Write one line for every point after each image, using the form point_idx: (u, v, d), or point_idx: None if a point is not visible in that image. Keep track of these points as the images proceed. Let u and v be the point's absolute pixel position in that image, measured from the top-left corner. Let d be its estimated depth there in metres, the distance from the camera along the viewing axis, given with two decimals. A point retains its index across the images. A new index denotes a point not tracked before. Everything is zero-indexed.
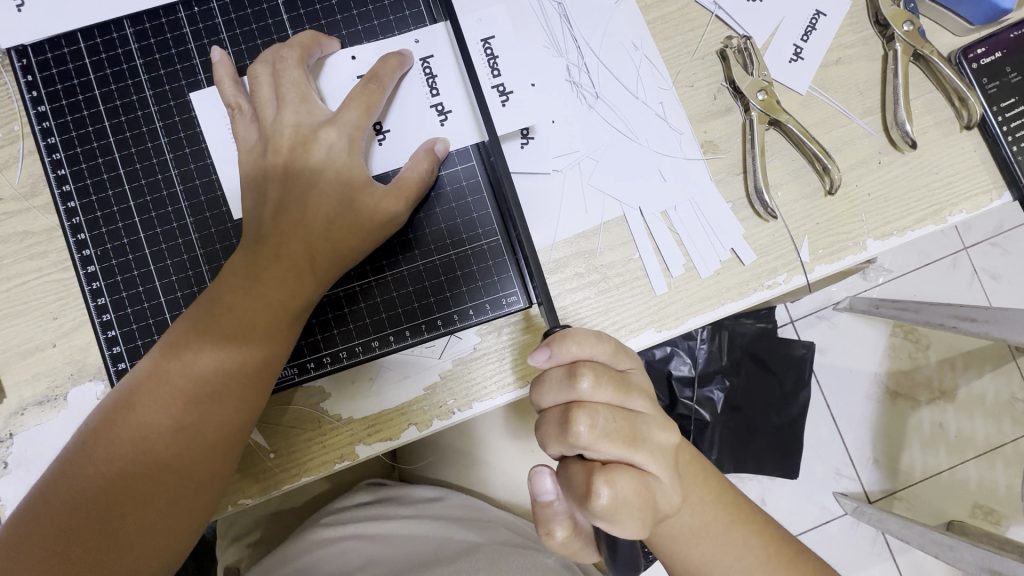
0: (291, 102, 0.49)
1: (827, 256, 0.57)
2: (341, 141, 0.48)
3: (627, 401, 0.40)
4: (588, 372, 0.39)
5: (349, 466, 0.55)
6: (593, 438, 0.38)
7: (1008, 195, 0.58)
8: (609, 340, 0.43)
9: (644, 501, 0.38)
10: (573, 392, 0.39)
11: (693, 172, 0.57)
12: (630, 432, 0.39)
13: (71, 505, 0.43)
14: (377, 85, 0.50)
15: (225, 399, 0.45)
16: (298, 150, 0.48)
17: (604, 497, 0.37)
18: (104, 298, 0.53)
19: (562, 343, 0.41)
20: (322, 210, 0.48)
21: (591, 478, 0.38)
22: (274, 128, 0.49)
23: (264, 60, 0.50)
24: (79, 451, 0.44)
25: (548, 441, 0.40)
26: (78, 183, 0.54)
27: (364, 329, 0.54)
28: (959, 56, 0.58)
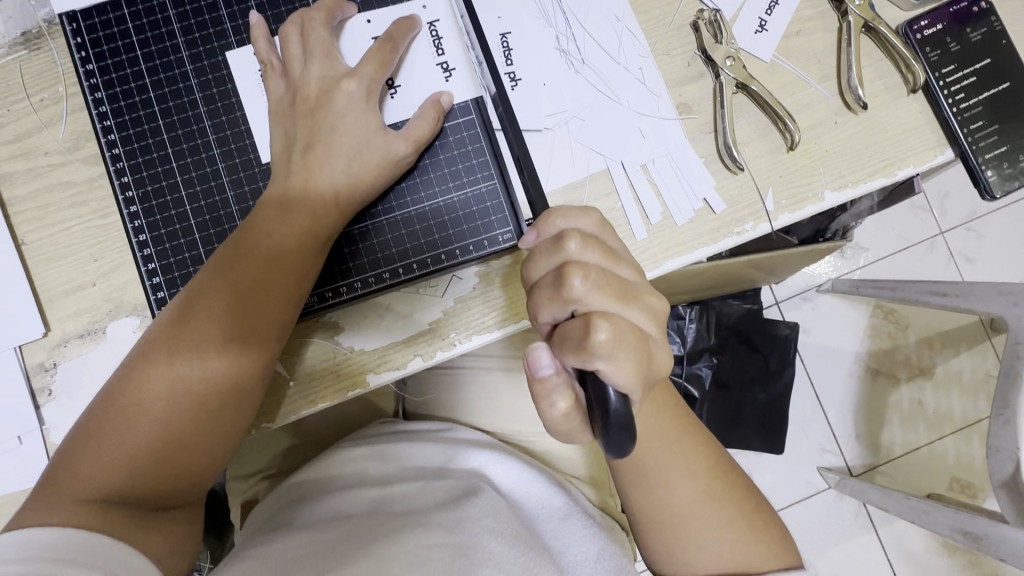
0: (318, 57, 0.55)
1: (789, 206, 0.64)
2: (361, 90, 0.55)
3: (615, 264, 0.41)
4: (575, 233, 0.40)
5: (361, 393, 0.62)
6: (586, 290, 0.38)
7: (950, 151, 0.66)
8: (594, 214, 0.44)
9: (640, 349, 0.38)
10: (562, 253, 0.40)
11: (669, 130, 0.64)
12: (622, 288, 0.39)
13: (132, 412, 0.49)
14: (391, 45, 0.57)
15: (265, 325, 0.52)
16: (324, 96, 0.55)
17: (602, 333, 0.36)
18: (144, 235, 0.59)
19: (548, 219, 0.42)
20: (343, 150, 0.54)
21: (588, 319, 0.37)
22: (302, 80, 0.55)
23: (293, 22, 0.56)
24: (135, 365, 0.50)
25: (541, 303, 0.40)
26: (122, 133, 0.60)
27: (376, 263, 0.60)
28: (904, 29, 0.65)
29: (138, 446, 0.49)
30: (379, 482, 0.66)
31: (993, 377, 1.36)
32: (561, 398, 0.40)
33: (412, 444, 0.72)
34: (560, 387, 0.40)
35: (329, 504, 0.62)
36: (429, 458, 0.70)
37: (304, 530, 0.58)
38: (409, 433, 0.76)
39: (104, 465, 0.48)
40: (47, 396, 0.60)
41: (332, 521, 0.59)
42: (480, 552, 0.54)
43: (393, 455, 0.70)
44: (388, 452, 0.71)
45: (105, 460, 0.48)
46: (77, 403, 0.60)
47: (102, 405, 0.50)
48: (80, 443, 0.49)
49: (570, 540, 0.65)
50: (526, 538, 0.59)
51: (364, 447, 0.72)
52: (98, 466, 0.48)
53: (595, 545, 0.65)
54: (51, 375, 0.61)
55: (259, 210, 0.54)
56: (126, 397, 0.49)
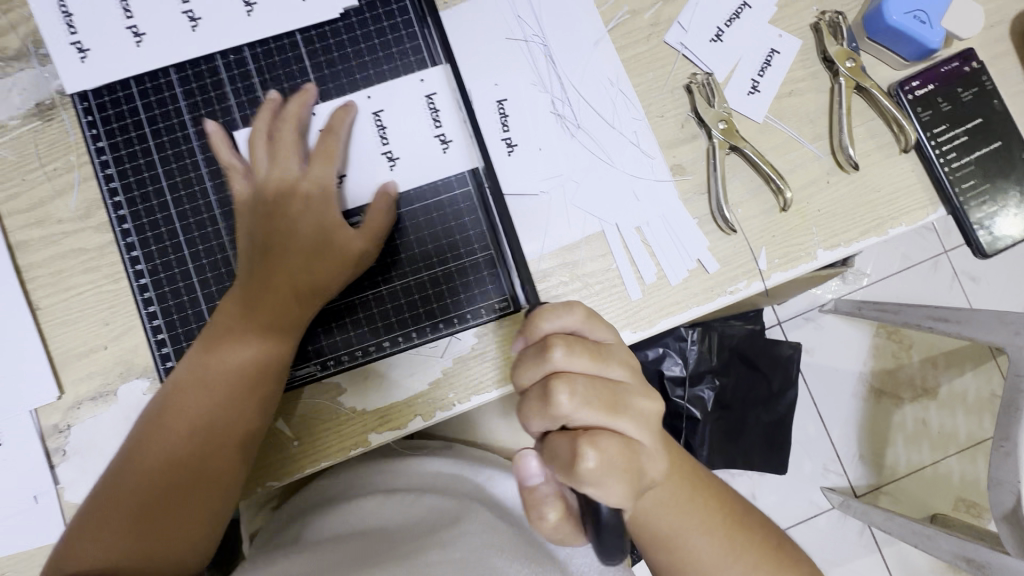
0: (273, 160, 0.60)
1: (782, 264, 0.65)
2: (315, 190, 0.60)
3: (604, 368, 0.45)
4: (560, 342, 0.44)
5: (363, 453, 0.63)
6: (574, 407, 0.43)
7: (942, 210, 0.66)
8: (580, 308, 0.47)
9: (628, 464, 0.43)
10: (550, 362, 0.44)
11: (663, 193, 0.65)
12: (609, 399, 0.44)
13: (128, 488, 0.53)
14: (332, 139, 0.60)
15: (243, 389, 0.56)
16: (281, 196, 0.60)
17: (590, 460, 0.41)
18: (154, 306, 0.63)
19: (535, 324, 0.46)
20: (300, 247, 0.59)
21: (577, 443, 0.42)
22: (263, 181, 0.60)
23: (253, 124, 0.61)
24: (128, 446, 0.55)
25: (529, 416, 0.45)
26: (132, 208, 0.63)
27: (376, 331, 0.63)
28: (896, 89, 0.66)
29: (136, 517, 0.53)
30: (390, 493, 0.70)
31: (998, 398, 1.36)
32: (551, 509, 0.47)
33: (425, 459, 0.75)
34: (549, 494, 0.47)
35: (342, 519, 0.66)
36: (437, 473, 0.73)
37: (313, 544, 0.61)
38: (424, 447, 0.79)
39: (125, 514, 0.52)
40: (61, 456, 0.63)
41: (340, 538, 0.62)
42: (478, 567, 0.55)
43: (405, 471, 0.74)
44: (402, 468, 0.74)
45: (104, 538, 0.51)
46: (91, 463, 0.62)
47: (100, 486, 0.54)
48: (81, 525, 0.53)
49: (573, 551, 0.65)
50: (527, 551, 0.61)
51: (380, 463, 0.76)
52: (99, 542, 0.51)
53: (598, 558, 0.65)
54: (65, 436, 0.63)
55: (236, 290, 0.59)
56: (122, 475, 0.54)
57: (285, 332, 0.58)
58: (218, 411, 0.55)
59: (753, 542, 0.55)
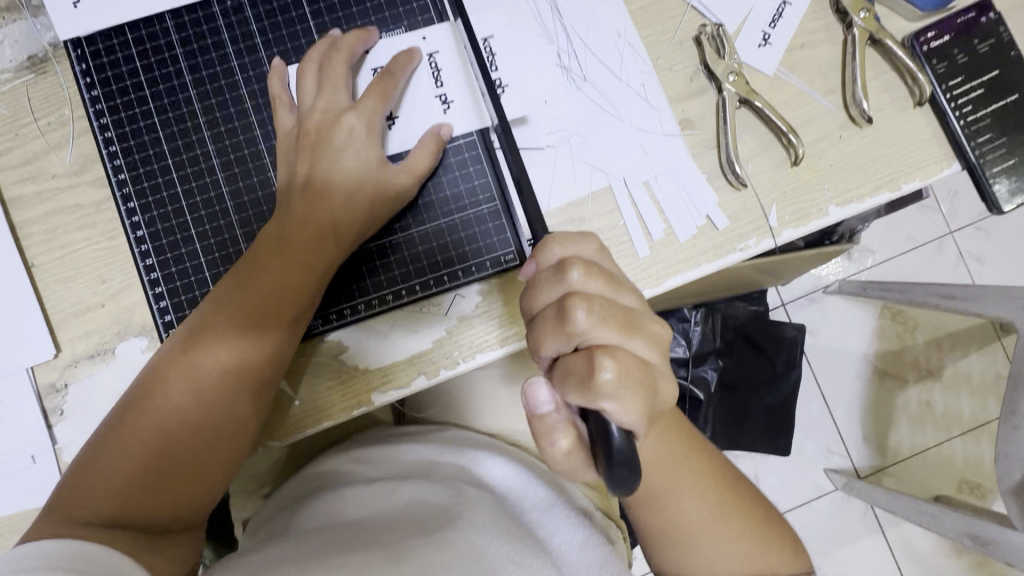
0: (326, 92, 0.58)
1: (793, 222, 0.64)
2: (362, 125, 0.57)
3: (617, 293, 0.45)
4: (577, 263, 0.43)
5: (367, 411, 0.62)
6: (590, 324, 0.42)
7: (957, 164, 0.64)
8: (594, 239, 0.47)
9: (645, 382, 0.42)
10: (567, 282, 0.43)
11: (672, 147, 0.64)
12: (624, 319, 0.43)
13: (136, 435, 0.51)
14: (391, 79, 0.58)
15: (263, 351, 0.54)
16: (324, 129, 0.57)
17: (608, 373, 0.40)
18: (151, 259, 0.62)
19: (546, 249, 0.46)
20: (342, 186, 0.57)
21: (594, 358, 0.41)
22: (308, 112, 0.58)
23: (310, 58, 0.59)
24: (141, 392, 0.52)
25: (544, 336, 0.44)
26: (128, 158, 0.62)
27: (380, 285, 0.61)
28: (911, 40, 0.64)
29: (142, 468, 0.51)
30: (370, 480, 0.69)
31: (1003, 379, 1.35)
32: (562, 436, 0.43)
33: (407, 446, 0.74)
34: (560, 422, 0.43)
35: (324, 509, 0.65)
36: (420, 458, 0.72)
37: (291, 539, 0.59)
38: (407, 433, 0.78)
39: (114, 481, 0.50)
40: (59, 415, 0.62)
41: (325, 527, 0.60)
42: (464, 547, 0.54)
43: (388, 458, 0.73)
44: (384, 455, 0.73)
45: (108, 484, 0.50)
46: (88, 423, 0.61)
47: (106, 430, 0.52)
48: (84, 468, 0.50)
49: (556, 528, 0.65)
50: (513, 530, 0.60)
51: (361, 452, 0.75)
52: (103, 489, 0.49)
53: (579, 534, 0.65)
54: (63, 395, 0.62)
55: (249, 251, 0.56)
56: (131, 423, 0.51)
57: (305, 296, 0.56)
58: (235, 370, 0.53)
59: (747, 509, 0.54)
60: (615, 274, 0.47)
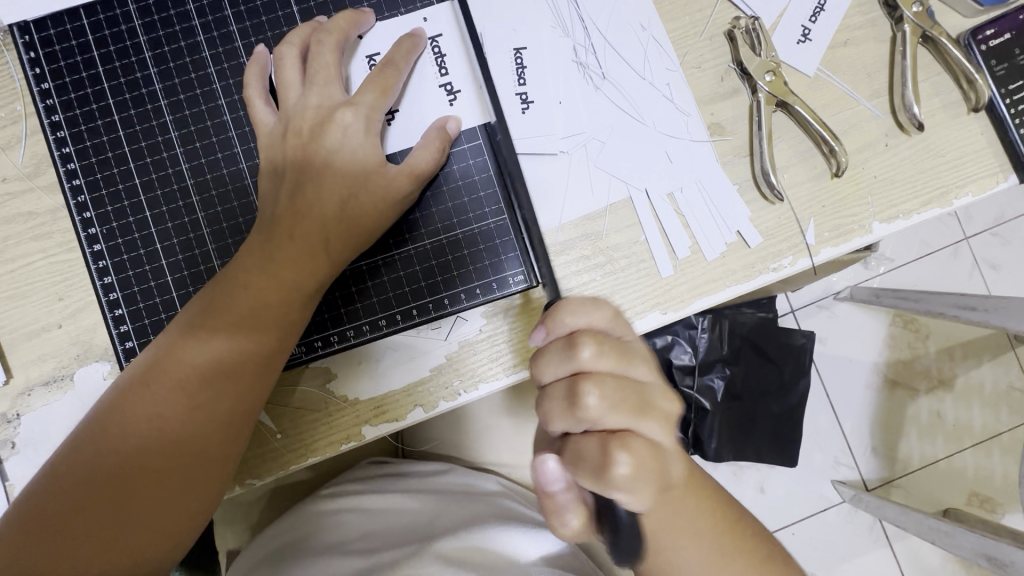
0: (317, 84, 0.51)
1: (832, 239, 0.58)
2: (358, 122, 0.50)
3: (630, 367, 0.39)
4: (587, 339, 0.38)
5: (356, 448, 0.56)
6: (602, 410, 0.37)
7: (1014, 177, 0.58)
8: (608, 304, 0.41)
9: (659, 465, 0.37)
10: (574, 361, 0.38)
11: (699, 154, 0.57)
12: (637, 400, 0.37)
13: (90, 479, 0.44)
14: (393, 70, 0.52)
15: (239, 386, 0.47)
16: (317, 129, 0.50)
17: (622, 465, 0.35)
18: (110, 277, 0.55)
19: (557, 317, 0.40)
20: (336, 190, 0.50)
21: (607, 447, 0.36)
22: (298, 109, 0.51)
23: (292, 42, 0.52)
24: (99, 427, 0.46)
25: (551, 416, 0.38)
26: (84, 161, 0.55)
27: (372, 309, 0.55)
28: (967, 38, 0.58)
29: (94, 520, 0.44)
30: (359, 541, 0.66)
31: (1016, 390, 1.29)
32: (573, 516, 0.38)
33: (399, 495, 0.71)
34: (570, 501, 0.38)
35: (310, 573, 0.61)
36: (415, 512, 0.69)
37: None
38: (399, 476, 0.75)
39: (70, 524, 0.43)
40: (10, 449, 0.55)
41: None
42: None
43: (378, 509, 0.70)
44: (373, 505, 0.70)
45: (55, 537, 0.43)
46: (42, 458, 0.55)
47: (56, 471, 0.45)
48: (35, 510, 0.44)
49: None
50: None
51: (345, 499, 0.71)
52: (47, 543, 0.43)
53: None
54: (14, 426, 0.55)
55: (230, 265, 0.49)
56: (91, 453, 0.45)
57: (292, 318, 0.49)
58: (207, 408, 0.46)
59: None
60: (629, 340, 0.41)
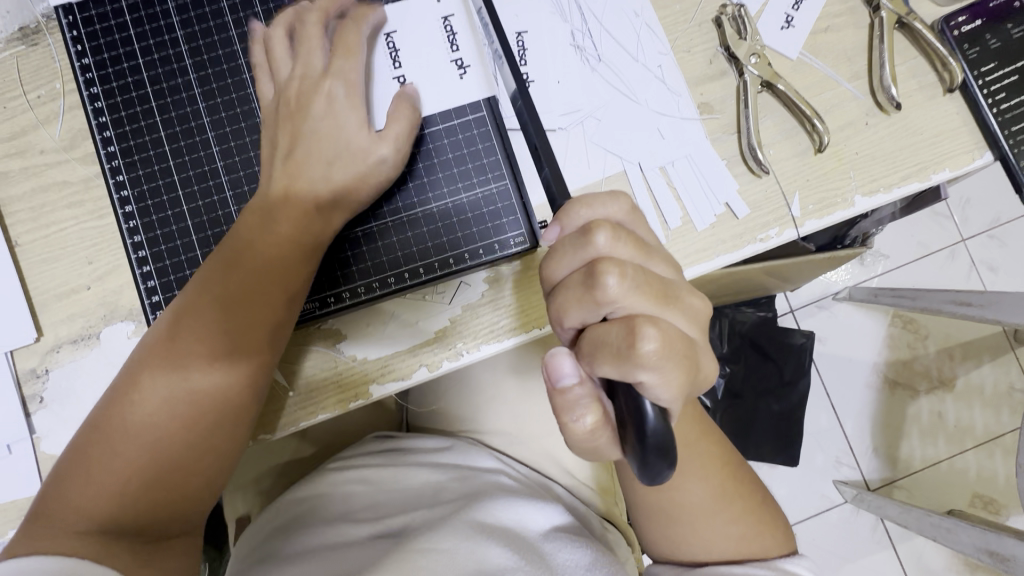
0: (299, 55, 0.54)
1: (816, 212, 0.61)
2: (339, 88, 0.53)
3: (649, 259, 0.40)
4: (604, 226, 0.38)
5: (364, 406, 0.59)
6: (623, 292, 0.37)
7: (990, 155, 0.61)
8: (624, 198, 0.42)
9: (685, 350, 0.37)
10: (591, 248, 0.38)
11: (690, 131, 0.61)
12: (659, 288, 0.38)
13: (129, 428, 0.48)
14: (353, 32, 0.54)
15: (262, 335, 0.51)
16: (301, 96, 0.54)
17: (648, 343, 0.35)
18: (140, 236, 0.58)
19: (572, 211, 0.41)
20: (322, 152, 0.53)
21: (630, 328, 0.36)
22: (285, 82, 0.55)
23: (279, 21, 0.56)
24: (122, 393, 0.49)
25: (568, 307, 0.39)
26: (118, 129, 0.59)
27: (380, 267, 0.57)
28: (941, 25, 0.62)
29: (133, 469, 0.47)
30: (369, 508, 0.69)
31: (1017, 391, 1.30)
32: (588, 412, 0.37)
33: (405, 467, 0.74)
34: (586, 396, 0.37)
35: (325, 533, 0.64)
36: (423, 481, 0.72)
37: (297, 560, 0.60)
38: (404, 452, 0.78)
39: (104, 484, 0.46)
40: (38, 403, 0.58)
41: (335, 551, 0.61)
42: (470, 562, 0.54)
43: (383, 484, 0.72)
44: (380, 477, 0.73)
45: (99, 487, 0.46)
46: (69, 412, 0.58)
47: (99, 417, 0.48)
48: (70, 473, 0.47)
49: (560, 546, 0.59)
50: (517, 539, 0.59)
51: (353, 472, 0.74)
52: (92, 494, 0.46)
53: (586, 552, 0.59)
54: (43, 382, 0.58)
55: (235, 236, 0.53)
56: (115, 417, 0.48)
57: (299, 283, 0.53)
58: (228, 359, 0.50)
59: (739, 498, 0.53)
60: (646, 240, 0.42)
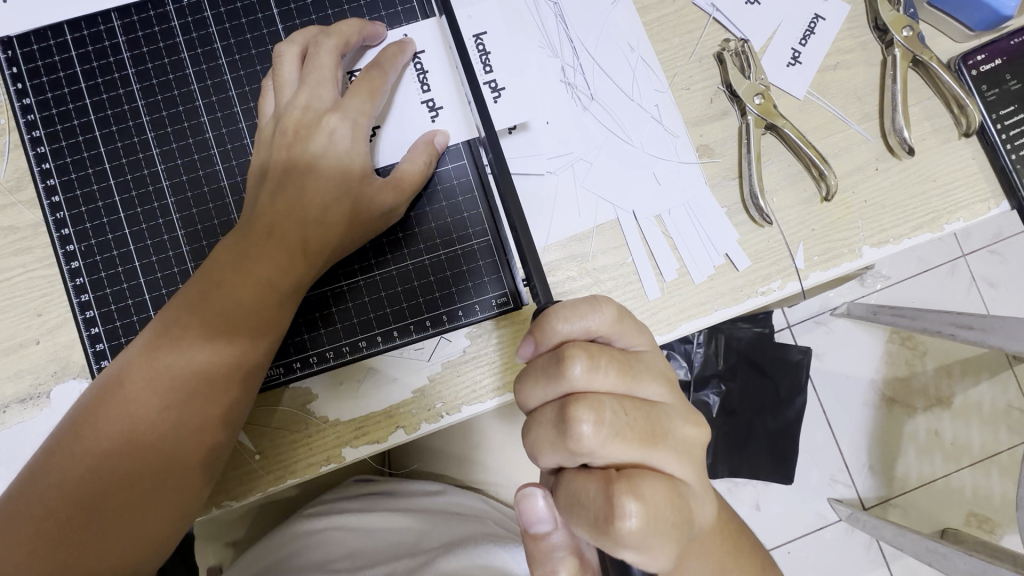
0: (308, 84, 0.50)
1: (821, 263, 0.57)
2: (346, 128, 0.49)
3: (633, 388, 0.37)
4: (579, 354, 0.36)
5: (336, 469, 0.54)
6: (600, 441, 0.35)
7: (1006, 205, 0.57)
8: (611, 304, 0.39)
9: (677, 508, 0.35)
10: (567, 383, 0.36)
11: (688, 176, 0.57)
12: (644, 430, 0.36)
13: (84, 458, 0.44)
14: (379, 72, 0.51)
15: (236, 374, 0.46)
16: (303, 132, 0.49)
17: (633, 516, 0.33)
18: (87, 294, 0.54)
19: (546, 329, 0.38)
20: (319, 196, 0.49)
21: (613, 492, 0.33)
22: (287, 108, 0.50)
23: (295, 41, 0.51)
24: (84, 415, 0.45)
25: (541, 447, 0.37)
26: (63, 178, 0.55)
27: (352, 329, 0.54)
28: (958, 63, 0.57)
29: (69, 519, 0.43)
30: (347, 558, 0.65)
31: (1014, 410, 1.25)
32: (563, 565, 0.38)
33: (385, 514, 0.70)
34: (563, 548, 0.38)
35: None
36: (405, 527, 0.68)
37: None
38: (383, 494, 0.74)
39: (48, 515, 0.42)
40: None
41: None
42: None
43: (363, 529, 0.69)
44: (358, 524, 0.69)
45: (35, 524, 0.42)
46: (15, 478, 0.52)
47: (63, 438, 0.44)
48: (22, 498, 0.43)
49: None
50: None
51: (329, 518, 0.70)
52: (26, 531, 0.42)
53: None
54: None
55: (216, 258, 0.48)
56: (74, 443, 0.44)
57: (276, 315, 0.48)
58: (195, 394, 0.45)
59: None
60: (630, 352, 0.40)
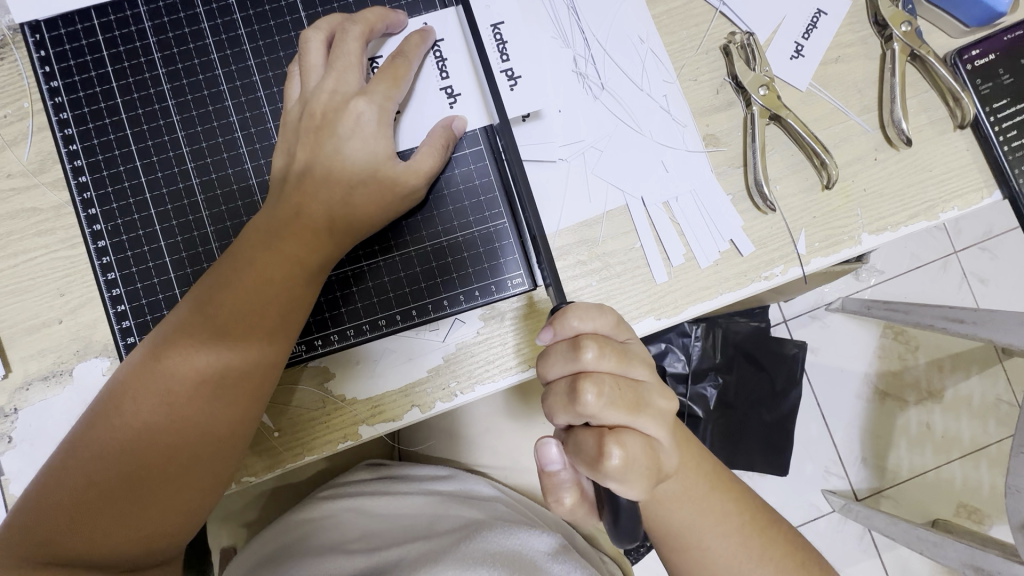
0: (335, 70, 0.51)
1: (822, 249, 0.59)
2: (372, 112, 0.51)
3: (631, 372, 0.40)
4: (593, 343, 0.39)
5: (353, 446, 0.56)
6: (599, 407, 0.38)
7: (998, 194, 0.60)
8: (612, 314, 0.42)
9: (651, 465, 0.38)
10: (580, 362, 0.39)
11: (695, 164, 0.59)
12: (634, 402, 0.38)
13: (111, 439, 0.45)
14: (403, 60, 0.52)
15: (258, 361, 0.48)
16: (330, 116, 0.51)
17: (615, 458, 0.36)
18: (114, 273, 0.55)
19: (565, 318, 0.40)
20: (345, 175, 0.50)
21: (602, 440, 0.37)
22: (315, 92, 0.51)
23: (320, 27, 0.52)
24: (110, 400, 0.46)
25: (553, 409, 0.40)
26: (90, 159, 0.56)
27: (371, 308, 0.56)
28: (954, 58, 0.60)
29: (92, 498, 0.43)
30: (361, 539, 0.66)
31: (1003, 403, 1.28)
32: (568, 494, 0.42)
33: (398, 498, 0.71)
34: (568, 483, 0.42)
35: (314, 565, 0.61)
36: (419, 511, 0.70)
37: None
38: (396, 480, 0.75)
39: (74, 495, 0.43)
40: (6, 443, 0.54)
41: None
42: None
43: (377, 512, 0.70)
44: (372, 509, 0.70)
45: (60, 502, 0.43)
46: (39, 454, 0.54)
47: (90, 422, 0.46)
48: (49, 479, 0.44)
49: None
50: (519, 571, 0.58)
51: (343, 502, 0.71)
52: (53, 509, 0.43)
53: None
54: (11, 421, 0.54)
55: (239, 250, 0.49)
56: (100, 426, 0.45)
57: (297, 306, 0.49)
58: (218, 382, 0.47)
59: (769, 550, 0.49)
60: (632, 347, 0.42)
